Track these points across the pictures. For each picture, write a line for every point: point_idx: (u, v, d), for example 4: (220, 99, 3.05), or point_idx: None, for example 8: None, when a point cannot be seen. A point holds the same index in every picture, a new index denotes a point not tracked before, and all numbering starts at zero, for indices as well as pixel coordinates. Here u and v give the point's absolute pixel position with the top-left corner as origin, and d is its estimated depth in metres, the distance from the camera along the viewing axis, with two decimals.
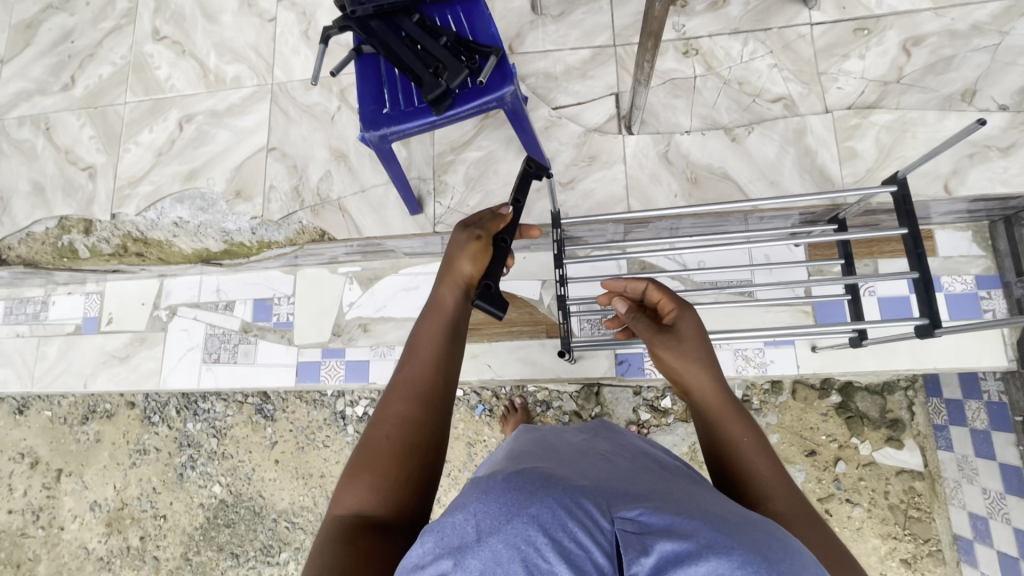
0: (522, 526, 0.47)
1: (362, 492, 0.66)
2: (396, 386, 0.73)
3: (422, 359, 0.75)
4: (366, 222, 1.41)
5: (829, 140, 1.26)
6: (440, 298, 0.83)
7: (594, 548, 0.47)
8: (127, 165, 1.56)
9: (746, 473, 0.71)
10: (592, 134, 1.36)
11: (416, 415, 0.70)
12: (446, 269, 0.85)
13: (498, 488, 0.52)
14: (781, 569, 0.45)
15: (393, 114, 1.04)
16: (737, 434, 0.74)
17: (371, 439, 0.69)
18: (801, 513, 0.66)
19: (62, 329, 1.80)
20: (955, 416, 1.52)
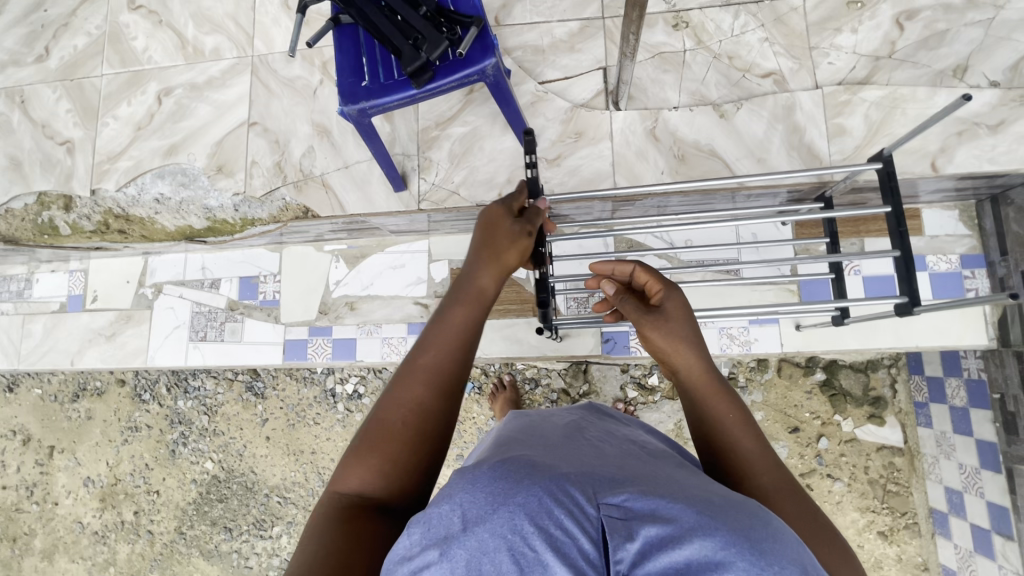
0: (509, 516, 0.47)
1: (367, 473, 0.67)
2: (415, 368, 0.73)
3: (448, 347, 0.74)
4: (350, 199, 1.39)
5: (818, 116, 1.24)
6: (478, 280, 0.81)
7: (580, 534, 0.47)
8: (106, 140, 1.53)
9: (731, 452, 0.71)
10: (578, 110, 1.33)
11: (432, 407, 0.71)
12: (491, 253, 0.84)
13: (485, 477, 0.53)
14: (762, 549, 0.46)
15: (372, 88, 1.02)
16: (722, 413, 0.74)
17: (382, 420, 0.70)
18: (785, 492, 0.67)
19: (47, 307, 1.79)
20: (936, 393, 1.55)
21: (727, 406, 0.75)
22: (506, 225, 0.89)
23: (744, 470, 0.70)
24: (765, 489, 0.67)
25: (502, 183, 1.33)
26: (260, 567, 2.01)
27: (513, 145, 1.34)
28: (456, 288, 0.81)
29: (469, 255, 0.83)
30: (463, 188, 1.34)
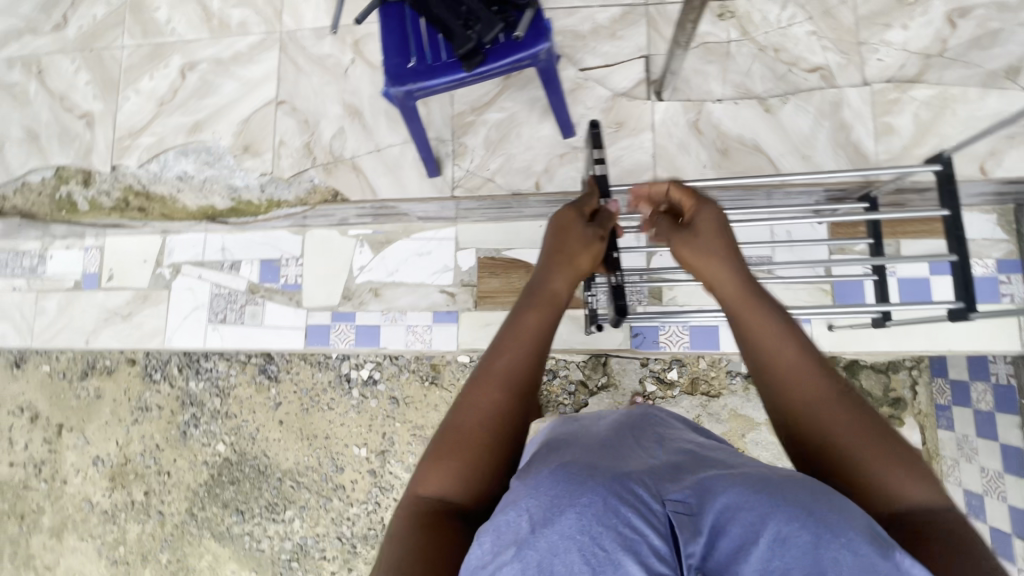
0: (576, 517, 0.53)
1: (447, 476, 0.70)
2: (490, 373, 0.76)
3: (522, 351, 0.77)
4: (381, 183, 1.36)
5: (866, 114, 1.22)
6: (549, 286, 0.83)
7: (650, 531, 0.53)
8: (127, 114, 1.49)
9: (774, 360, 0.70)
10: (619, 99, 1.30)
11: (508, 408, 0.74)
12: (563, 257, 0.84)
13: (548, 480, 0.59)
14: (830, 522, 0.51)
15: (418, 69, 0.98)
16: (762, 320, 0.73)
17: (460, 424, 0.73)
18: (833, 395, 0.66)
19: (60, 284, 1.75)
20: (959, 396, 1.55)
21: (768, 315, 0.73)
22: (578, 228, 0.86)
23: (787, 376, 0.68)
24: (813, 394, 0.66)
25: (539, 172, 1.30)
26: (271, 551, 2.00)
27: (551, 134, 1.31)
28: (528, 294, 0.83)
29: (541, 262, 0.84)
30: (499, 176, 1.31)
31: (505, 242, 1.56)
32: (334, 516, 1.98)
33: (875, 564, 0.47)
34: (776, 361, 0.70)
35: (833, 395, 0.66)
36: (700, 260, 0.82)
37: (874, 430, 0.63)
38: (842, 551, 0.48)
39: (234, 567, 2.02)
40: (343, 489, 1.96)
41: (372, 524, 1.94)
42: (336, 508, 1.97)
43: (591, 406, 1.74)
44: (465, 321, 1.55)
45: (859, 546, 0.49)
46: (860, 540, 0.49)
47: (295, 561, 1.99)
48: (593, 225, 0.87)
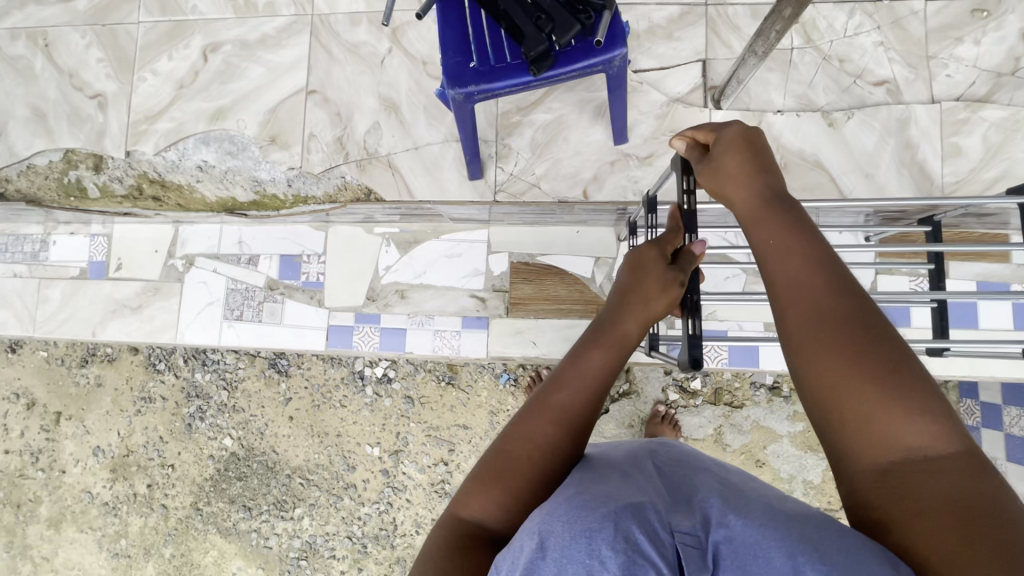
0: (588, 543, 0.50)
1: (490, 504, 0.63)
2: (548, 406, 0.67)
3: (585, 388, 0.68)
4: (419, 183, 1.29)
5: (933, 133, 1.17)
6: (619, 325, 0.76)
7: (657, 560, 0.49)
8: (143, 96, 1.39)
9: (785, 281, 0.60)
10: (675, 105, 1.24)
11: (563, 447, 0.65)
12: (637, 295, 0.78)
13: (561, 507, 0.55)
14: (831, 558, 0.47)
15: (481, 70, 0.91)
16: (768, 237, 0.64)
17: (509, 451, 0.65)
18: (855, 322, 0.55)
19: (65, 272, 1.66)
20: (990, 419, 1.54)
21: (785, 236, 0.63)
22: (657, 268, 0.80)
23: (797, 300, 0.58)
24: (830, 322, 0.55)
25: (587, 179, 1.24)
26: (279, 549, 1.89)
27: (601, 139, 1.24)
28: (598, 330, 0.75)
29: (612, 300, 0.79)
30: (545, 181, 1.25)
31: (541, 248, 1.50)
32: (345, 515, 1.86)
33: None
34: (787, 283, 0.60)
35: (859, 329, 0.55)
36: (722, 178, 0.72)
37: (907, 368, 0.53)
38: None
39: (240, 564, 1.91)
40: (354, 488, 1.87)
41: (384, 524, 1.85)
42: (347, 507, 1.87)
43: (611, 412, 1.71)
44: (496, 327, 1.50)
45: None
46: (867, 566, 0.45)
47: (303, 559, 1.89)
48: (672, 266, 0.80)
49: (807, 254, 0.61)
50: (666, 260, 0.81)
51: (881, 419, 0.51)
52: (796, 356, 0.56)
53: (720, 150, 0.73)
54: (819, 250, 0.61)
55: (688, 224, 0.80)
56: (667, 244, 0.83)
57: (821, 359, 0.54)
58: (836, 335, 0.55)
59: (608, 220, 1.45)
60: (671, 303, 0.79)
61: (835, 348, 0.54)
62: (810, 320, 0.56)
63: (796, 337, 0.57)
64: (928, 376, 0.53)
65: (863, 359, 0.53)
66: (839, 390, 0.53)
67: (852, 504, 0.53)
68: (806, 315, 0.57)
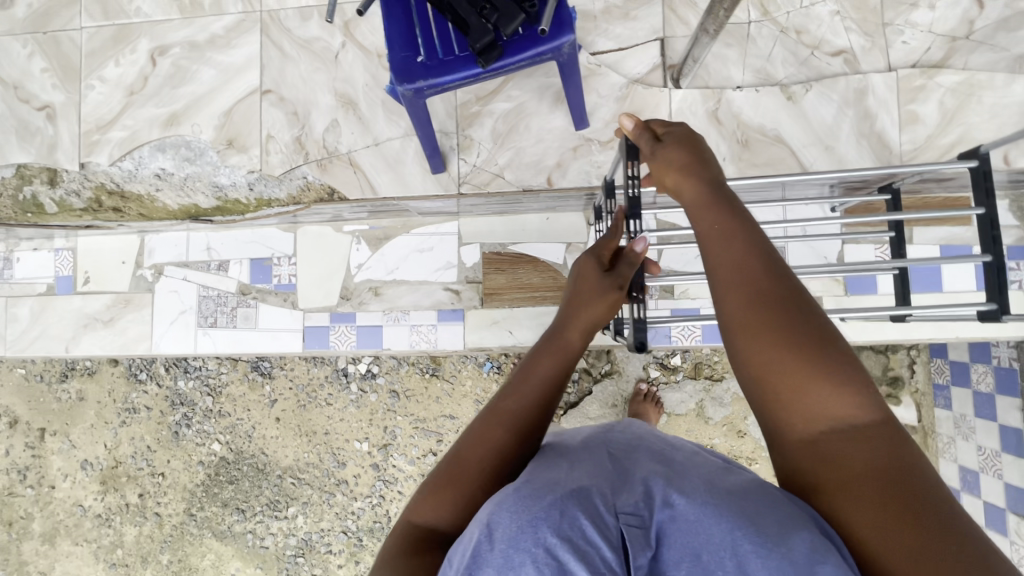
0: (534, 532, 0.50)
1: (442, 509, 0.63)
2: (500, 412, 0.69)
3: (534, 394, 0.70)
4: (382, 180, 1.27)
5: (891, 102, 1.17)
6: (568, 331, 0.77)
7: (602, 544, 0.49)
8: (93, 105, 1.35)
9: (726, 264, 0.60)
10: (635, 86, 1.22)
11: (515, 451, 0.67)
12: (582, 300, 0.79)
13: (510, 497, 0.56)
14: (768, 531, 0.49)
15: (429, 64, 0.89)
16: (712, 221, 0.64)
17: (462, 456, 0.66)
18: (791, 299, 0.56)
19: (31, 289, 1.63)
20: (959, 377, 1.58)
21: (722, 220, 0.63)
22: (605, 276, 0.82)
23: (734, 284, 0.59)
24: (765, 304, 0.56)
25: (550, 167, 1.23)
26: (276, 548, 1.91)
27: (562, 124, 1.23)
28: (548, 338, 0.78)
29: (563, 308, 0.80)
30: (508, 171, 1.24)
31: (512, 237, 1.50)
32: (338, 511, 1.88)
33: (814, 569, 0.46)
34: (728, 268, 0.60)
35: (796, 309, 0.56)
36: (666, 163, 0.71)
37: (837, 350, 0.54)
38: (783, 560, 0.46)
39: (238, 566, 1.93)
40: (346, 483, 1.88)
41: (378, 516, 1.87)
42: (340, 503, 1.89)
43: (593, 393, 1.73)
44: (471, 319, 1.50)
45: (797, 551, 0.47)
46: (800, 543, 0.47)
47: (300, 556, 1.91)
48: (615, 273, 0.81)
49: (746, 239, 0.61)
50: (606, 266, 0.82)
51: (816, 397, 0.52)
52: (734, 337, 0.57)
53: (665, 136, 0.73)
54: (756, 234, 0.62)
55: (632, 209, 0.82)
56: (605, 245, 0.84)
57: (758, 341, 0.55)
58: (773, 316, 0.55)
59: (577, 204, 1.45)
60: (612, 309, 0.80)
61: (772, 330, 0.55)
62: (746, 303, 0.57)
63: (736, 322, 0.57)
64: (855, 354, 0.55)
65: (796, 340, 0.54)
66: (777, 372, 0.54)
67: (784, 472, 0.55)
68: (745, 300, 0.57)
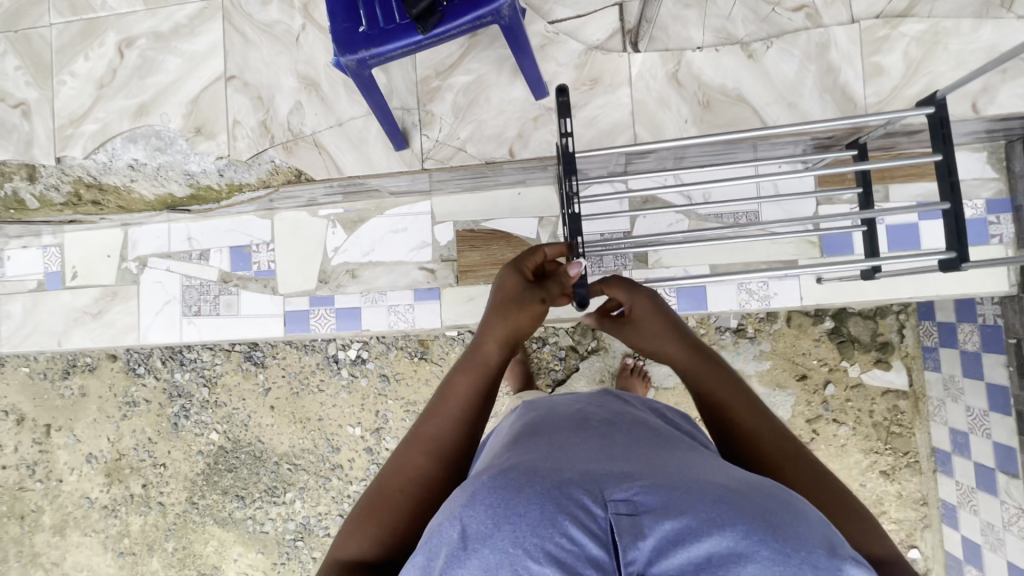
0: (511, 531, 0.50)
1: (364, 540, 0.69)
2: (418, 439, 0.77)
3: (450, 416, 0.79)
4: (346, 159, 1.28)
5: (855, 55, 1.15)
6: (481, 351, 0.86)
7: (588, 541, 0.49)
8: (65, 100, 1.37)
9: (739, 428, 0.74)
10: (594, 53, 1.21)
11: (432, 473, 0.74)
12: (502, 316, 0.87)
13: (485, 489, 0.55)
14: (783, 541, 0.48)
15: (371, 33, 0.90)
16: (708, 387, 0.79)
17: (383, 488, 0.73)
18: (728, 381, 0.79)
19: (23, 286, 1.68)
20: (946, 338, 1.54)
21: (674, 342, 0.86)
22: (519, 291, 0.89)
23: (702, 389, 0.80)
24: (721, 394, 0.78)
25: (512, 138, 1.23)
26: (275, 533, 1.88)
27: (522, 95, 1.23)
28: (465, 358, 0.86)
29: (477, 328, 0.88)
30: (471, 144, 1.24)
31: (485, 213, 1.50)
32: (334, 495, 1.85)
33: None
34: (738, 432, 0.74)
35: (738, 394, 0.77)
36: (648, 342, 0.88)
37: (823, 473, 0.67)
38: (801, 567, 0.47)
39: (241, 551, 1.90)
40: (341, 468, 1.85)
41: None
42: (336, 487, 1.86)
43: (580, 370, 1.73)
44: (448, 297, 1.51)
45: (817, 560, 0.48)
46: (817, 552, 0.48)
47: (300, 540, 1.87)
48: (532, 289, 0.89)
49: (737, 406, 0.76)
50: (529, 283, 0.90)
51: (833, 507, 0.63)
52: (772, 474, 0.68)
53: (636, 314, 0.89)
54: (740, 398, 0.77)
55: (567, 165, 0.89)
56: (528, 262, 0.93)
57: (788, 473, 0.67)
58: (730, 401, 0.77)
59: (546, 178, 1.44)
60: (535, 321, 0.90)
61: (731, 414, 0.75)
62: (711, 404, 0.79)
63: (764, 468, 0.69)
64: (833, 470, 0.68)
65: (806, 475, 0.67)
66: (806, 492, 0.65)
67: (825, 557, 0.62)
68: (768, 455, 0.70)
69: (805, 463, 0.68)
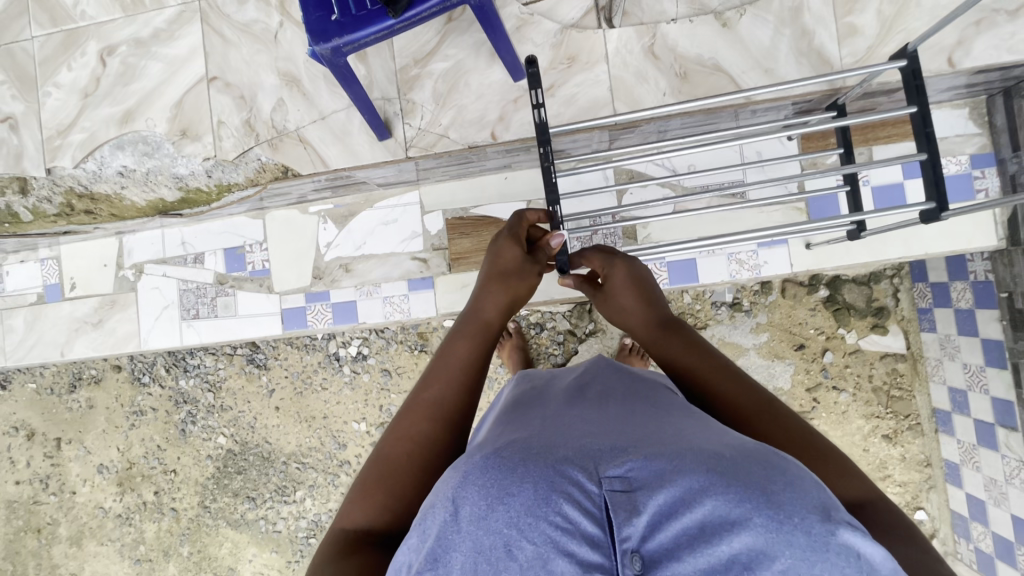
0: (505, 512, 0.50)
1: (371, 509, 0.68)
2: (418, 405, 0.75)
3: (454, 379, 0.77)
4: (331, 152, 1.31)
5: (828, 17, 1.15)
6: (481, 314, 0.85)
7: (582, 518, 0.49)
8: (52, 111, 1.39)
9: (711, 386, 0.74)
10: (568, 31, 1.22)
11: (439, 436, 0.73)
12: (499, 283, 0.87)
13: (477, 467, 0.54)
14: (781, 506, 0.48)
15: (343, 22, 0.92)
16: (681, 349, 0.80)
17: (388, 454, 0.71)
18: (696, 347, 0.80)
19: (24, 300, 1.70)
20: (940, 298, 1.54)
21: (648, 312, 0.88)
22: (517, 259, 0.90)
23: (668, 356, 0.81)
24: (688, 358, 0.78)
25: (493, 121, 1.24)
26: (288, 532, 1.82)
27: (501, 78, 1.24)
28: (462, 320, 0.85)
29: (474, 290, 0.88)
30: (452, 130, 1.25)
31: (473, 200, 1.51)
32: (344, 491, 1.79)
33: (828, 545, 0.46)
34: (714, 390, 0.74)
35: (710, 355, 0.78)
36: (624, 313, 0.90)
37: (806, 434, 0.66)
38: (797, 534, 0.46)
39: (255, 551, 1.85)
40: (349, 464, 1.79)
41: None
42: (345, 483, 1.80)
43: (579, 353, 1.72)
44: (441, 285, 1.53)
45: (813, 526, 0.47)
46: (812, 518, 0.47)
47: (313, 538, 1.82)
48: (530, 259, 0.92)
49: (711, 364, 0.76)
50: (523, 250, 0.92)
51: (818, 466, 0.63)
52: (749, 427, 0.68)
53: (614, 286, 0.92)
54: (714, 357, 0.78)
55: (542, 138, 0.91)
56: (518, 229, 0.95)
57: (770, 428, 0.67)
58: (696, 365, 0.77)
59: (531, 160, 1.45)
60: (531, 288, 0.91)
61: (699, 379, 0.76)
62: (677, 370, 0.79)
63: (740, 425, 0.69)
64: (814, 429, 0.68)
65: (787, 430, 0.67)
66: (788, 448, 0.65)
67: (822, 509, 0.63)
68: (746, 412, 0.70)
69: (773, 415, 0.69)
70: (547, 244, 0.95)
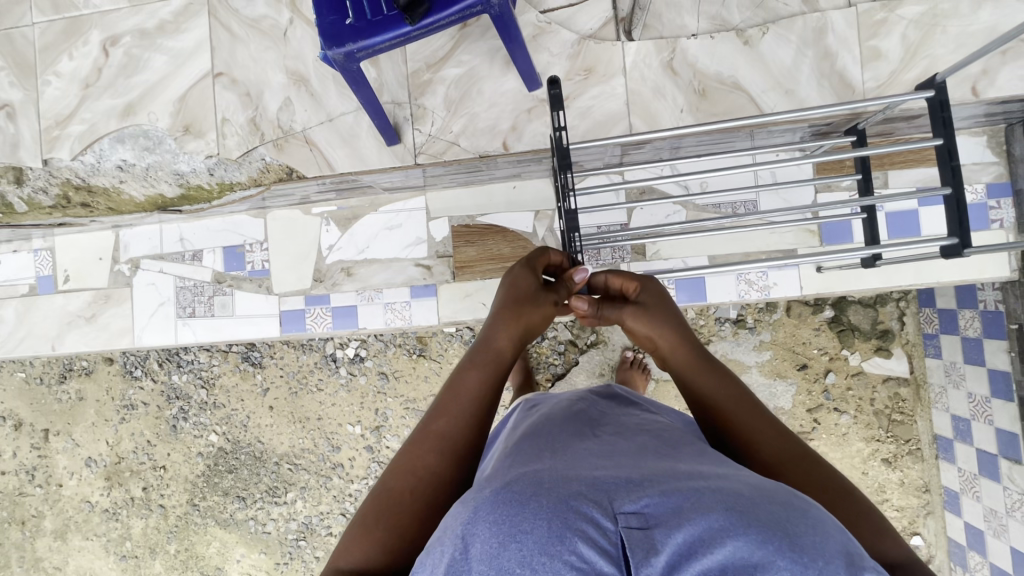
0: (517, 551, 0.47)
1: (371, 548, 0.65)
2: (426, 436, 0.72)
3: (463, 411, 0.75)
4: (338, 156, 1.28)
5: (852, 39, 1.13)
6: (493, 342, 0.82)
7: (598, 557, 0.46)
8: (51, 101, 1.35)
9: (743, 426, 0.72)
10: (586, 42, 1.19)
11: (445, 473, 0.70)
12: (514, 311, 0.84)
13: (486, 503, 0.52)
14: (804, 549, 0.46)
15: (358, 26, 0.89)
16: (713, 384, 0.77)
17: (391, 490, 0.68)
18: (728, 383, 0.77)
19: (15, 291, 1.66)
20: (947, 325, 1.52)
21: (676, 338, 0.83)
22: (535, 289, 0.87)
23: (698, 388, 0.78)
24: (720, 395, 0.76)
25: (505, 131, 1.22)
26: (277, 533, 1.79)
27: (515, 87, 1.21)
28: (474, 349, 0.82)
29: (488, 317, 0.84)
30: (463, 138, 1.23)
31: (479, 208, 1.48)
32: (336, 494, 1.76)
33: None
34: (745, 430, 0.72)
35: (742, 394, 0.76)
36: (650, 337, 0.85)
37: (838, 486, 0.65)
38: None
39: (243, 552, 1.82)
40: (341, 467, 1.76)
41: None
42: (338, 486, 1.77)
43: (580, 364, 1.70)
44: (444, 293, 1.50)
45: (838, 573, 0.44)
46: (838, 563, 0.45)
47: (303, 540, 1.79)
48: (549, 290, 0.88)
49: (744, 404, 0.74)
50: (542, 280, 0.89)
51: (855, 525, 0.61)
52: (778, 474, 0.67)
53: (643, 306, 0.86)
54: (745, 396, 0.75)
55: (561, 160, 0.89)
56: (538, 259, 0.91)
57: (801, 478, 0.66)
58: (727, 404, 0.74)
59: (541, 170, 1.43)
60: (546, 317, 0.88)
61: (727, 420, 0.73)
62: (706, 407, 0.76)
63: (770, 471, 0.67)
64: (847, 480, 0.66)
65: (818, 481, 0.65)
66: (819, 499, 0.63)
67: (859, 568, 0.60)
68: (776, 459, 0.68)
69: (805, 463, 0.67)
70: (570, 278, 0.91)
